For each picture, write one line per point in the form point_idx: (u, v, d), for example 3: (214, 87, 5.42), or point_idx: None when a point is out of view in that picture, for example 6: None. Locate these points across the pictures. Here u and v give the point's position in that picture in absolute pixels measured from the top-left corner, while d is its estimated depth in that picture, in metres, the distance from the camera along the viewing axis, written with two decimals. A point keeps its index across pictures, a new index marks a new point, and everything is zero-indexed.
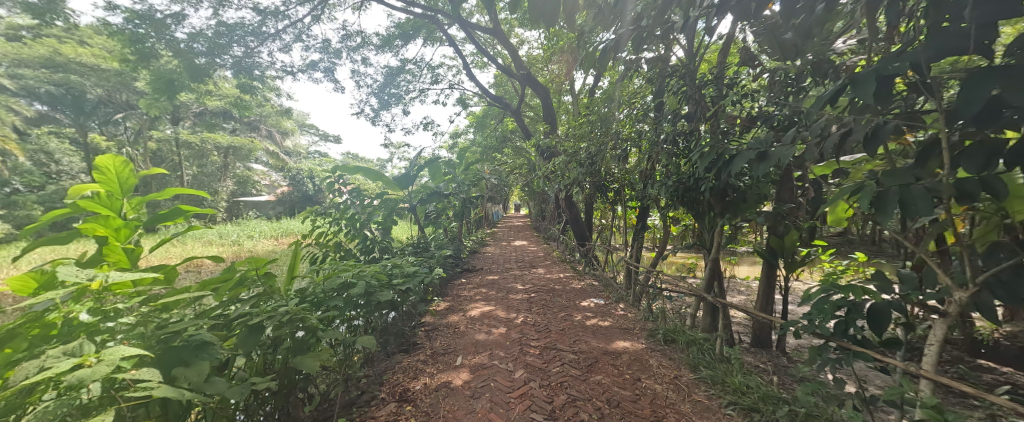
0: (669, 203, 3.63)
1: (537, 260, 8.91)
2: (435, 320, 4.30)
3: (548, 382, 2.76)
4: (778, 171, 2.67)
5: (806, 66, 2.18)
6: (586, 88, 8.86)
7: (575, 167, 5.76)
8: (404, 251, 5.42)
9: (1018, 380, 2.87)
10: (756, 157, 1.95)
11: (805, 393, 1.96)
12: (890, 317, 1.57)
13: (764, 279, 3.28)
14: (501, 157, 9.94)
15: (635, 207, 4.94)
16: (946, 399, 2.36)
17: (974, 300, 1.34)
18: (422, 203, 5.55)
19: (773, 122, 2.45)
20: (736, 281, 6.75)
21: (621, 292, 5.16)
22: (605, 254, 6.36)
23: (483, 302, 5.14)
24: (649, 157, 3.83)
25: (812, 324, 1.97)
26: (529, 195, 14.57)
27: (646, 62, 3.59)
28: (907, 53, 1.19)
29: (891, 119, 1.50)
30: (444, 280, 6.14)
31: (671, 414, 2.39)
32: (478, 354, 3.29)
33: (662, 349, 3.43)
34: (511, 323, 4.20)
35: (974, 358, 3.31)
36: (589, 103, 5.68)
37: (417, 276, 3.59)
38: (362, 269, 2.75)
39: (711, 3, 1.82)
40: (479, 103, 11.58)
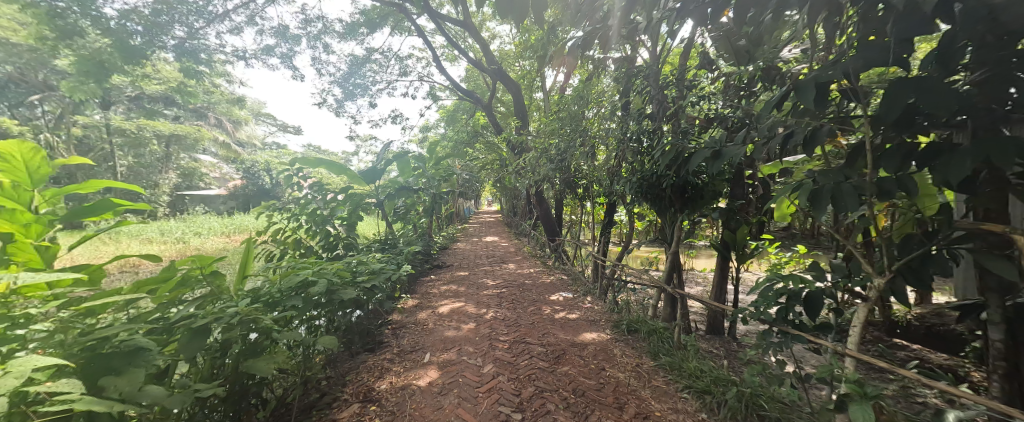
0: (633, 199, 3.79)
1: (507, 256, 8.95)
2: (404, 318, 4.21)
3: (517, 376, 2.79)
4: (731, 169, 2.87)
5: (756, 72, 2.34)
6: (557, 85, 9.02)
7: (545, 163, 5.84)
8: (371, 247, 5.26)
9: (926, 355, 3.28)
10: (712, 155, 2.08)
11: (752, 374, 2.14)
12: (822, 303, 1.75)
13: (719, 270, 3.50)
14: (472, 152, 9.88)
15: (603, 203, 5.11)
16: (867, 374, 2.67)
17: (891, 286, 1.52)
18: (390, 198, 5.35)
19: (727, 124, 2.63)
20: (694, 273, 7.18)
21: (589, 286, 5.32)
22: (574, 249, 6.53)
23: (452, 298, 5.11)
24: (616, 154, 3.97)
25: (758, 311, 2.14)
26: (500, 192, 14.59)
27: (614, 62, 3.71)
28: (840, 63, 1.32)
29: (826, 122, 1.65)
30: (412, 277, 6.03)
31: (632, 400, 2.51)
32: (448, 351, 3.27)
33: (625, 338, 3.58)
34: (481, 318, 4.21)
35: (891, 338, 3.74)
36: (559, 100, 5.77)
37: (384, 273, 3.49)
38: (325, 266, 2.65)
39: (671, 8, 1.92)
40: (450, 98, 11.43)
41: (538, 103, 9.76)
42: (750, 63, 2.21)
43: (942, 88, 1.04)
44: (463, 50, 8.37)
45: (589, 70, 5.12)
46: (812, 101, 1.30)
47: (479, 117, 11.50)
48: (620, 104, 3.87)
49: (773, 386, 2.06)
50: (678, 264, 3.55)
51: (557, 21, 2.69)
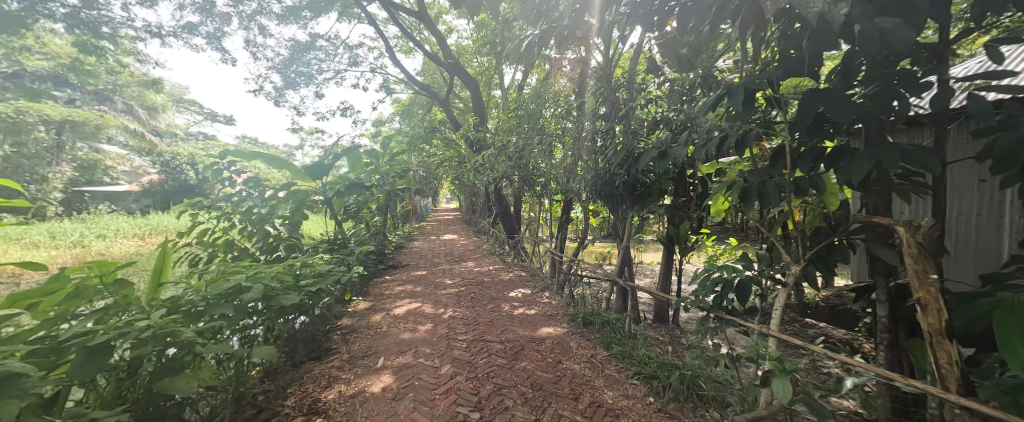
0: (588, 196, 3.94)
1: (466, 254, 8.87)
2: (355, 322, 4.00)
3: (475, 374, 2.77)
4: (675, 168, 3.09)
5: (696, 79, 2.53)
6: (515, 83, 9.08)
7: (503, 160, 5.85)
8: (319, 248, 4.94)
9: (830, 332, 3.78)
10: (658, 155, 2.22)
11: (693, 357, 2.31)
12: (750, 289, 1.94)
13: (665, 263, 3.76)
14: (429, 149, 9.62)
15: (560, 200, 5.26)
16: (785, 351, 3.01)
17: (804, 272, 1.72)
18: (339, 196, 4.94)
19: (672, 126, 2.83)
20: (642, 266, 7.65)
21: (546, 281, 5.45)
22: (533, 246, 6.63)
23: (409, 299, 4.96)
24: (573, 153, 4.10)
25: (698, 299, 2.32)
26: (459, 190, 14.40)
27: (569, 62, 3.81)
28: (765, 72, 1.46)
29: (754, 127, 1.82)
30: (365, 278, 5.75)
31: (587, 390, 2.60)
32: (404, 353, 3.16)
33: (581, 331, 3.71)
34: (439, 318, 4.12)
35: (804, 318, 4.27)
36: (517, 98, 5.81)
37: (332, 275, 3.28)
38: (264, 270, 2.43)
39: (621, 12, 2.02)
40: (405, 91, 11.04)
41: (496, 100, 9.74)
42: (691, 70, 2.38)
43: (843, 100, 1.21)
44: (418, 43, 8.11)
45: (546, 70, 5.21)
46: (742, 106, 1.44)
47: (436, 113, 11.24)
48: (577, 104, 3.98)
49: (710, 367, 2.25)
50: (629, 258, 3.74)
51: (515, 18, 2.70)
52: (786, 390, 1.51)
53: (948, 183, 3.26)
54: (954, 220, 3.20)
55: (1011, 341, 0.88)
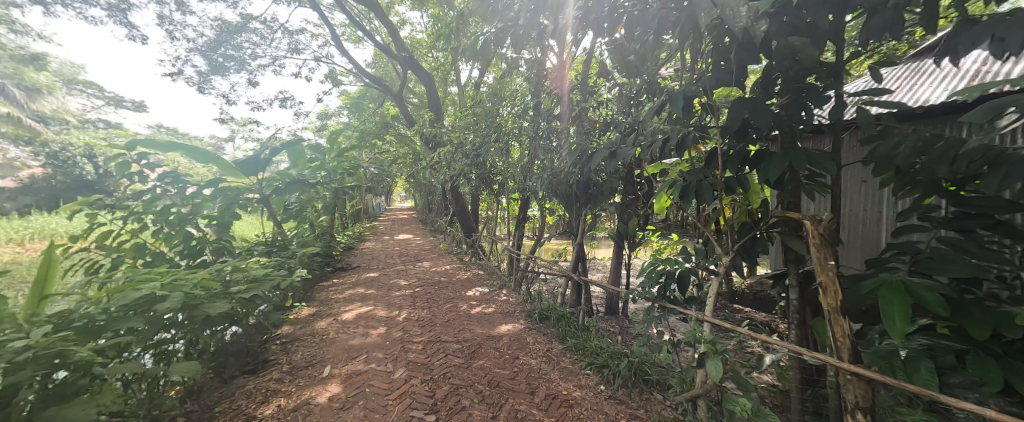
0: (545, 194, 4.03)
1: (421, 254, 8.63)
2: (297, 331, 3.72)
3: (431, 376, 2.70)
4: (624, 168, 3.26)
5: (642, 84, 2.69)
6: (472, 80, 8.98)
7: (460, 158, 5.78)
8: (255, 251, 4.52)
9: (754, 315, 4.23)
10: (608, 154, 2.33)
11: (640, 344, 2.47)
12: (688, 280, 2.11)
13: (615, 258, 3.96)
14: (381, 144, 9.21)
15: (517, 198, 5.32)
16: (718, 335, 3.32)
17: (732, 263, 1.91)
18: (278, 193, 4.43)
19: (621, 128, 2.98)
20: (595, 262, 7.98)
21: (504, 279, 5.49)
22: (490, 244, 6.63)
23: (360, 302, 4.72)
24: (530, 152, 4.18)
25: (643, 291, 2.47)
26: (414, 189, 13.96)
27: (525, 62, 3.86)
28: (699, 81, 1.60)
29: (691, 130, 1.97)
30: (309, 282, 5.36)
31: (542, 383, 2.66)
32: (353, 360, 2.99)
33: (537, 326, 3.78)
34: (393, 321, 3.97)
35: (733, 304, 4.73)
36: (473, 96, 5.76)
37: (271, 279, 3.02)
38: (187, 277, 2.17)
39: (573, 16, 2.09)
40: (354, 83, 10.46)
41: (453, 97, 9.56)
42: (637, 76, 2.53)
43: (763, 107, 1.37)
44: (368, 33, 7.71)
45: (504, 68, 5.24)
46: (681, 111, 1.56)
47: (389, 108, 10.78)
48: (534, 104, 4.04)
49: (654, 353, 2.42)
50: (582, 254, 3.89)
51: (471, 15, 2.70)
52: (717, 369, 1.66)
53: (843, 183, 3.78)
54: (846, 215, 3.71)
55: (890, 313, 1.04)
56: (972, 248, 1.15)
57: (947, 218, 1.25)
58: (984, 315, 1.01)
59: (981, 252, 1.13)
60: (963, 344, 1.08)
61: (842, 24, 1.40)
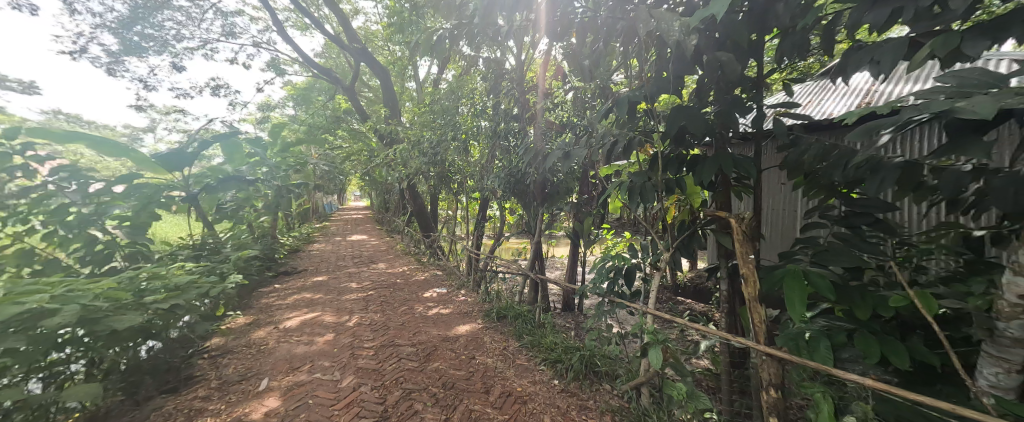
0: (503, 193, 4.05)
1: (376, 255, 8.26)
2: (229, 342, 3.38)
3: (382, 383, 2.59)
4: (578, 168, 3.37)
5: (595, 88, 2.79)
6: (431, 77, 8.76)
7: (418, 156, 5.61)
8: (179, 255, 4.04)
9: (694, 306, 4.58)
10: (561, 155, 2.39)
11: (591, 338, 2.57)
12: (634, 274, 2.24)
13: (571, 255, 4.07)
14: (332, 140, 8.68)
15: (477, 197, 5.29)
16: (664, 326, 3.54)
17: (672, 259, 2.06)
18: (210, 190, 4.00)
19: (575, 130, 3.08)
20: (554, 260, 8.16)
21: (462, 279, 5.42)
22: (449, 244, 6.51)
23: (306, 308, 4.41)
24: (489, 151, 4.17)
25: (594, 286, 2.58)
26: (369, 187, 13.32)
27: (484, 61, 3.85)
28: (643, 88, 1.70)
29: (637, 134, 2.09)
30: (246, 288, 4.91)
31: (498, 382, 2.67)
32: (295, 370, 2.79)
33: (494, 325, 3.80)
34: (342, 327, 3.75)
35: (676, 296, 5.09)
36: (431, 92, 5.63)
37: (200, 287, 2.71)
38: (86, 288, 1.88)
39: (527, 19, 2.12)
40: (301, 74, 9.74)
41: (411, 93, 9.25)
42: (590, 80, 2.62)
43: (696, 115, 1.50)
44: (316, 21, 7.25)
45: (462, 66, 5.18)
46: (625, 115, 1.66)
47: (340, 101, 10.18)
48: (492, 104, 4.04)
49: (604, 345, 2.53)
50: (540, 252, 3.96)
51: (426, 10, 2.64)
52: (657, 357, 1.78)
53: (765, 185, 4.21)
54: (767, 214, 4.14)
55: (793, 297, 1.19)
56: (858, 242, 1.34)
57: (840, 216, 1.45)
58: (865, 297, 1.19)
59: (864, 245, 1.33)
60: (851, 324, 1.26)
61: (764, 44, 1.57)
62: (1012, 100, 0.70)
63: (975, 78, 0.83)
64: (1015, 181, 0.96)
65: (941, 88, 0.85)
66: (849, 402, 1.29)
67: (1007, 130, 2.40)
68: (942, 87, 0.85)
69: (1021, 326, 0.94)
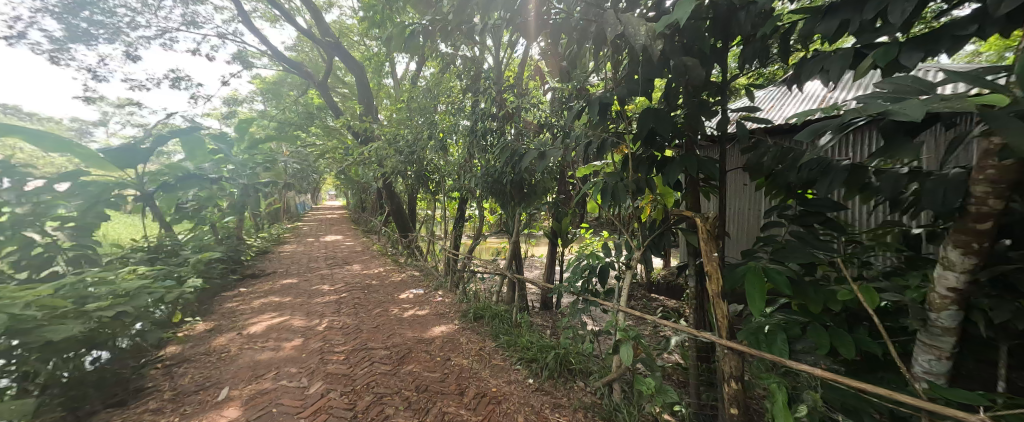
0: (481, 193, 4.03)
1: (351, 257, 8.02)
2: (186, 350, 3.18)
3: (352, 388, 2.52)
4: (555, 168, 3.40)
5: (571, 89, 2.82)
6: (409, 74, 8.59)
7: (394, 155, 5.50)
8: (130, 258, 3.76)
9: (667, 303, 4.72)
10: (537, 155, 2.40)
11: (566, 336, 2.59)
12: (607, 273, 2.29)
13: (549, 255, 4.10)
14: (303, 137, 8.35)
15: (455, 197, 5.23)
16: (637, 324, 3.63)
17: (644, 257, 2.11)
18: (166, 189, 3.80)
19: (552, 130, 3.11)
20: (533, 259, 8.19)
21: (440, 280, 5.35)
22: (427, 245, 6.41)
23: (273, 312, 4.22)
24: (467, 150, 4.13)
25: (569, 285, 2.60)
26: (344, 186, 12.93)
27: (461, 60, 3.82)
28: (615, 90, 1.73)
29: (610, 135, 2.12)
30: (206, 293, 4.63)
31: (473, 383, 2.65)
32: (260, 378, 2.66)
33: (471, 326, 3.77)
34: (312, 331, 3.62)
35: (650, 294, 5.23)
36: (409, 90, 5.52)
37: (153, 291, 2.54)
38: None
39: (502, 18, 2.12)
40: (270, 67, 9.32)
41: (388, 90, 9.05)
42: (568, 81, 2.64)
43: (664, 117, 1.54)
44: (286, 12, 6.95)
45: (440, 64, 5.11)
46: (598, 116, 1.68)
47: (313, 97, 9.81)
48: (471, 103, 4.02)
49: (579, 343, 2.55)
50: (517, 252, 3.96)
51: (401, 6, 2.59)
52: (627, 354, 1.83)
53: (730, 186, 4.39)
54: (733, 213, 4.32)
55: (753, 294, 1.25)
56: (811, 240, 1.42)
57: (796, 216, 1.53)
58: (817, 292, 1.27)
59: (817, 243, 1.41)
60: (804, 317, 1.33)
61: (728, 51, 1.64)
62: (937, 105, 0.75)
63: (908, 85, 0.90)
64: (944, 183, 1.04)
65: (880, 94, 0.91)
66: (803, 392, 1.37)
67: (938, 132, 2.62)
68: (879, 93, 0.91)
69: (951, 316, 1.02)
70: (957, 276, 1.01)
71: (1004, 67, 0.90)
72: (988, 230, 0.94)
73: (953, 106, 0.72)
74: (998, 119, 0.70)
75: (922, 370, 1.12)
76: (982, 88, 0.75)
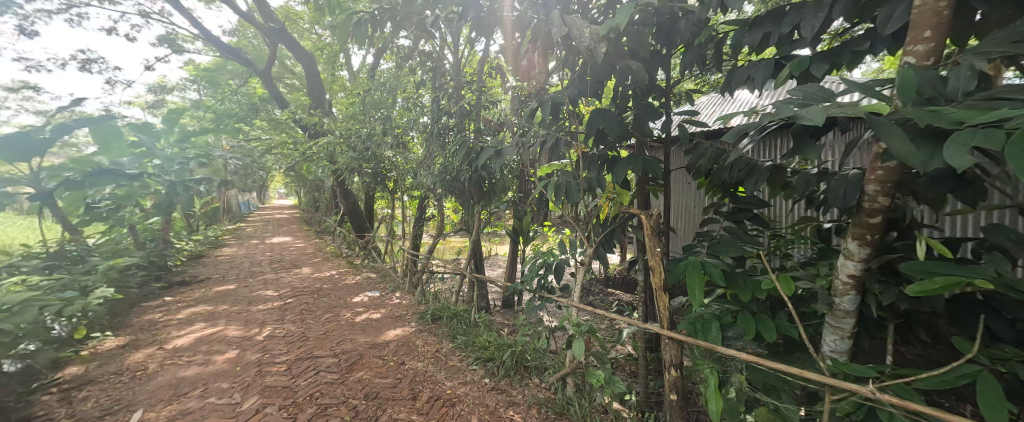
0: (440, 191, 3.93)
1: (300, 259, 7.48)
2: (93, 369, 2.78)
3: (293, 401, 2.34)
4: (514, 166, 3.41)
5: (528, 88, 2.83)
6: (365, 66, 8.17)
7: (348, 151, 5.20)
8: (18, 266, 3.20)
9: (621, 297, 4.94)
10: (493, 153, 2.39)
11: (523, 333, 2.61)
12: (561, 270, 2.33)
13: (510, 253, 4.10)
14: (245, 129, 7.66)
15: (415, 195, 5.08)
16: (594, 319, 3.74)
17: (596, 254, 2.17)
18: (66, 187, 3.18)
19: (511, 128, 3.11)
20: (496, 258, 8.17)
21: (397, 281, 5.15)
22: (384, 245, 6.15)
23: (205, 322, 3.82)
24: (426, 147, 4.02)
25: (525, 283, 2.62)
26: (294, 184, 12.05)
27: (419, 54, 3.69)
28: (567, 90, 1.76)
29: (564, 134, 2.16)
30: (121, 304, 4.08)
31: (427, 386, 2.58)
32: (182, 397, 2.39)
33: (428, 328, 3.67)
34: (250, 341, 3.30)
35: (606, 289, 5.44)
36: (364, 82, 5.24)
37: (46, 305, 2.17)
38: None
39: (457, 12, 2.07)
40: (204, 52, 8.42)
41: (342, 82, 8.54)
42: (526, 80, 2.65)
43: (611, 117, 1.60)
44: None
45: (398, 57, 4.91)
46: (549, 115, 1.71)
47: (256, 86, 9.01)
48: (429, 99, 3.91)
49: (534, 339, 2.58)
50: (477, 251, 3.92)
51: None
52: (578, 348, 1.88)
53: (676, 185, 4.68)
54: (678, 211, 4.61)
55: (691, 285, 1.33)
56: (742, 234, 1.55)
57: (730, 212, 1.66)
58: (745, 282, 1.38)
59: (747, 237, 1.54)
60: (735, 305, 1.44)
61: (671, 57, 1.73)
62: (834, 111, 0.84)
63: (814, 93, 0.99)
64: (846, 182, 1.18)
65: (793, 101, 1.00)
66: (733, 375, 1.48)
67: (836, 137, 2.99)
68: (791, 99, 1.00)
69: (851, 300, 1.16)
70: (855, 264, 1.14)
71: (888, 80, 1.04)
72: (878, 224, 1.08)
73: (847, 112, 0.81)
74: (880, 124, 0.80)
75: (829, 349, 1.26)
76: (870, 97, 0.85)
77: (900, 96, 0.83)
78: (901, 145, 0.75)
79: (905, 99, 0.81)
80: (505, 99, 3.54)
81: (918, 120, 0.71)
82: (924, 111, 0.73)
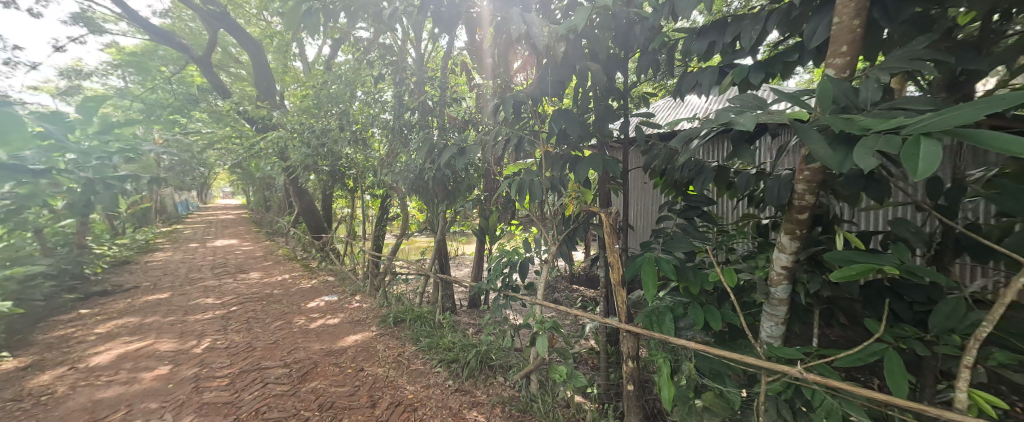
0: (402, 190, 3.80)
1: (248, 263, 6.92)
2: None
3: (236, 418, 2.15)
4: (478, 165, 3.37)
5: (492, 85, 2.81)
6: (321, 57, 7.68)
7: (302, 147, 4.86)
8: None
9: (583, 293, 5.07)
10: (456, 150, 2.35)
11: (487, 332, 2.59)
12: (524, 267, 2.34)
13: (475, 252, 4.06)
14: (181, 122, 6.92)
15: (376, 194, 4.87)
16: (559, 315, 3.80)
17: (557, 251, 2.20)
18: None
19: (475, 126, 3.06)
20: (462, 258, 8.06)
21: (358, 284, 4.92)
22: (343, 246, 5.85)
23: (132, 336, 3.41)
24: (388, 144, 3.86)
25: (489, 281, 2.61)
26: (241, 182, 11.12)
27: (381, 47, 3.52)
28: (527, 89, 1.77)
29: (525, 133, 2.16)
30: (24, 319, 3.53)
31: (387, 392, 2.49)
32: None
33: (390, 331, 3.54)
34: (186, 355, 2.99)
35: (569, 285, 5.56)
36: (320, 74, 4.92)
37: None
38: None
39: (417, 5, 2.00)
40: (130, 34, 7.49)
41: (295, 73, 7.97)
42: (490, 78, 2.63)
43: (569, 117, 1.62)
44: None
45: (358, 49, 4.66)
46: (510, 113, 1.70)
47: (193, 74, 8.17)
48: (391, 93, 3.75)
49: (498, 338, 2.58)
50: (442, 251, 3.83)
51: None
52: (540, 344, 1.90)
53: (634, 183, 4.89)
54: (636, 208, 4.81)
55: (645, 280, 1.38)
56: (691, 231, 1.64)
57: (680, 210, 1.76)
58: (694, 276, 1.46)
59: (695, 233, 1.63)
60: (686, 298, 1.52)
61: (628, 60, 1.79)
62: (765, 118, 0.91)
63: (750, 101, 1.07)
64: (779, 182, 1.29)
65: (731, 107, 1.08)
66: (682, 363, 1.57)
67: (768, 141, 3.28)
68: (730, 106, 1.07)
69: (783, 289, 1.28)
70: (786, 256, 1.26)
71: (812, 90, 1.14)
72: (805, 219, 1.19)
73: (776, 119, 0.88)
74: (804, 130, 0.88)
75: (766, 335, 1.37)
76: (795, 105, 0.93)
77: (820, 105, 0.91)
78: (821, 149, 0.83)
79: (824, 108, 0.90)
80: (471, 96, 3.48)
81: (834, 126, 0.79)
82: (839, 119, 0.82)
